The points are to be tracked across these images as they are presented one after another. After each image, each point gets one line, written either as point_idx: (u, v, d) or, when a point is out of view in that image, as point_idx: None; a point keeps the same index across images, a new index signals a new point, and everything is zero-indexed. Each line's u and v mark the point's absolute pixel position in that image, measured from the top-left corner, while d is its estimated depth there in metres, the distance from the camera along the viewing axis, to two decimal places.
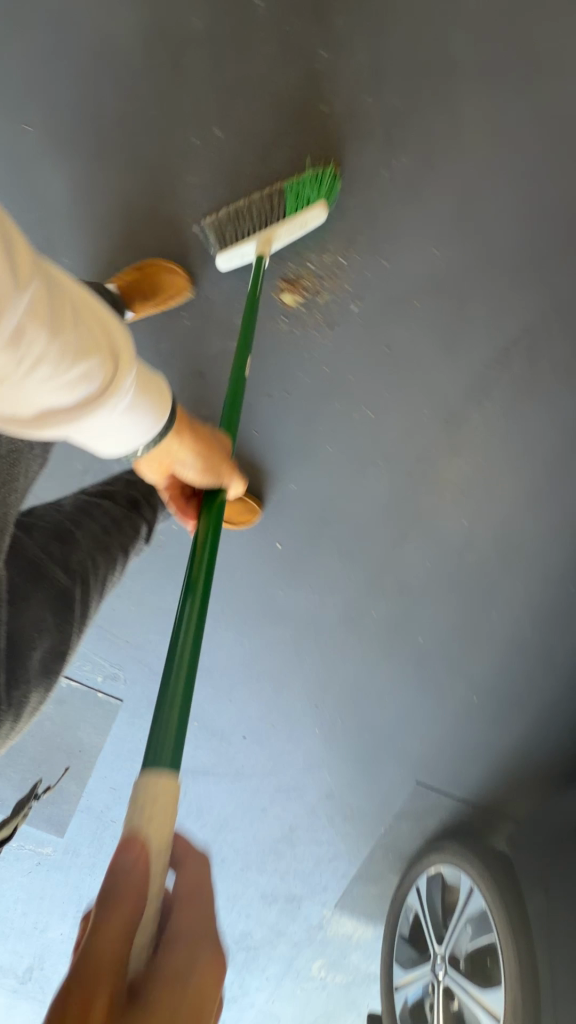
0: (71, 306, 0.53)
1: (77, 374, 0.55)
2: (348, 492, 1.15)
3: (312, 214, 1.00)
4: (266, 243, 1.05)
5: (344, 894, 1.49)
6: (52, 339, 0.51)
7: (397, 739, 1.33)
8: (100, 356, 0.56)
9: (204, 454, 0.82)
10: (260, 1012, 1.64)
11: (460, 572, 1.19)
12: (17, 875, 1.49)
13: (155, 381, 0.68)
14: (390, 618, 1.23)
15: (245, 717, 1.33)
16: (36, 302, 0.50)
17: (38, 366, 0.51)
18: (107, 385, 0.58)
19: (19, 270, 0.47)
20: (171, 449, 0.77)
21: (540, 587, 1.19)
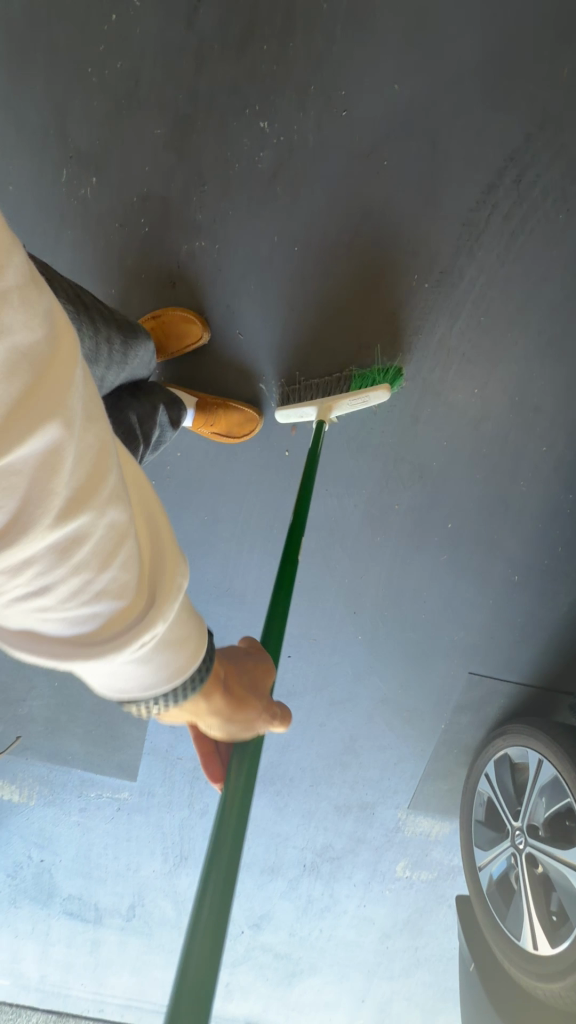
0: (120, 546, 0.41)
1: (90, 613, 0.41)
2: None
3: (375, 396, 1.01)
4: (327, 410, 1.03)
5: (416, 795, 1.51)
6: (80, 580, 0.39)
7: (442, 632, 1.31)
8: (130, 602, 0.43)
9: (241, 697, 0.67)
10: (354, 917, 1.70)
11: (478, 447, 1.15)
12: (101, 823, 1.56)
13: (189, 628, 0.55)
14: (414, 508, 1.20)
15: (288, 635, 1.33)
16: (71, 537, 0.37)
17: (35, 596, 0.38)
18: (123, 642, 0.43)
19: (69, 505, 0.36)
20: (196, 706, 0.63)
21: (566, 442, 1.13)
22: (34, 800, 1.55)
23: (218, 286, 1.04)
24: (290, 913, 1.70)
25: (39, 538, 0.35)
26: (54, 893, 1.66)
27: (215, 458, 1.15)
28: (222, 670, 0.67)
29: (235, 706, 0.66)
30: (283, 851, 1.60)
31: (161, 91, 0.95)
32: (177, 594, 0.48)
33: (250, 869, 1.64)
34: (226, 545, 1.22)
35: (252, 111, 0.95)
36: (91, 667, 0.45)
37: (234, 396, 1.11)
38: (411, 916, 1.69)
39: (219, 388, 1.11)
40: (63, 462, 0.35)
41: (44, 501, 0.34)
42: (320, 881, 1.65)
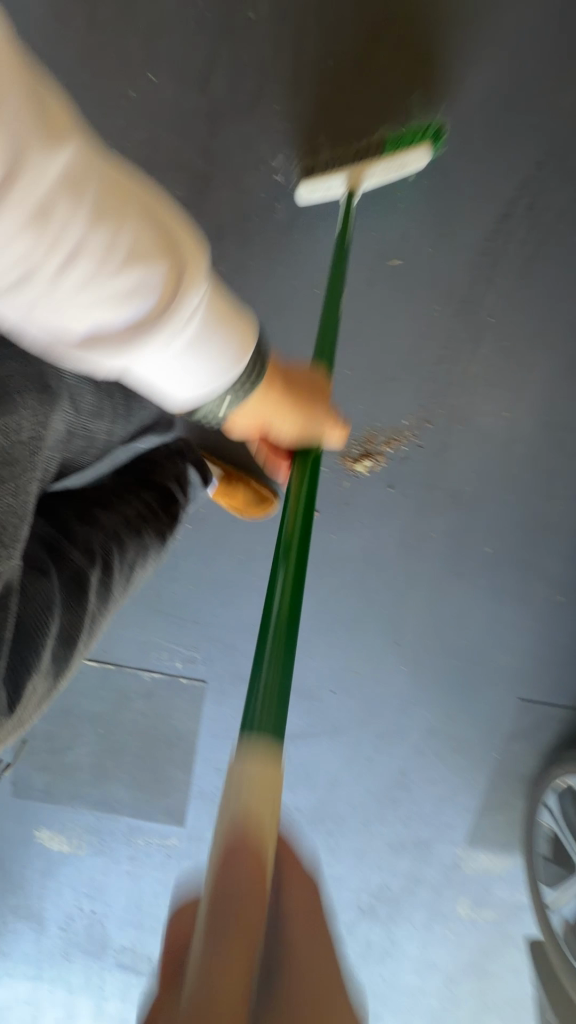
0: (115, 191, 0.47)
1: (123, 276, 0.48)
2: (373, 413, 1.11)
3: (412, 155, 0.96)
4: (356, 178, 1.00)
5: (473, 829, 1.45)
6: (94, 240, 0.46)
7: (488, 658, 1.28)
8: (155, 262, 0.49)
9: (301, 410, 0.76)
10: (417, 962, 1.63)
11: (512, 469, 1.13)
12: (151, 872, 1.53)
13: (236, 315, 0.60)
14: (450, 534, 1.18)
15: (330, 670, 1.31)
16: (71, 179, 0.44)
17: (72, 254, 0.46)
18: (160, 313, 0.50)
19: (51, 132, 0.42)
20: (261, 407, 0.72)
21: None
22: (83, 851, 1.54)
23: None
24: (349, 959, 1.63)
25: (36, 167, 0.42)
26: (107, 946, 1.64)
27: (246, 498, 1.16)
28: (278, 382, 0.72)
29: (294, 407, 0.75)
30: (337, 893, 1.55)
31: (181, 155, 0.99)
32: (200, 252, 0.52)
33: None
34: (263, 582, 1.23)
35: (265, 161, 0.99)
36: (158, 352, 0.53)
37: None
38: (477, 959, 1.61)
39: None
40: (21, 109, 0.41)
41: (23, 138, 0.41)
42: (378, 924, 1.58)
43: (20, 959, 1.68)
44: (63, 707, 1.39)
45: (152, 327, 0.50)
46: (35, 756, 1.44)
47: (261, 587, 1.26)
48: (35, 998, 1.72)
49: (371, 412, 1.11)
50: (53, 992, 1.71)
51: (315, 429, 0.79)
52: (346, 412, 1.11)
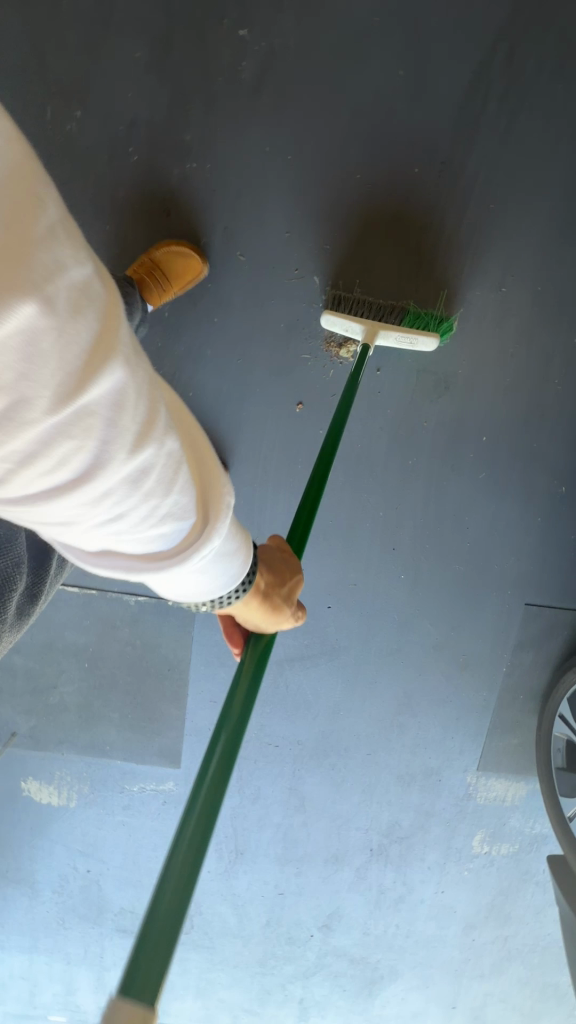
0: (177, 472, 0.45)
1: (155, 529, 0.47)
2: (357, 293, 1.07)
3: (424, 337, 0.99)
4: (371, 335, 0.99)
5: (484, 754, 1.38)
6: (150, 507, 0.44)
7: (490, 560, 1.22)
8: (188, 522, 0.49)
9: (268, 612, 0.72)
10: (433, 908, 1.54)
11: (505, 348, 1.09)
12: (149, 821, 1.46)
13: (242, 531, 0.61)
14: (443, 425, 1.13)
15: (325, 584, 1.25)
16: (140, 474, 0.42)
17: (117, 517, 0.43)
18: (188, 548, 0.51)
19: (138, 437, 0.40)
20: (236, 607, 0.68)
21: None
22: (74, 803, 1.45)
23: (215, 209, 1.03)
24: (362, 909, 1.55)
25: (115, 467, 0.40)
26: (104, 909, 1.56)
27: (228, 392, 1.13)
28: (260, 579, 0.69)
29: (269, 609, 0.72)
30: (346, 836, 1.47)
31: (140, 19, 0.96)
32: (223, 512, 0.53)
33: (312, 862, 1.50)
34: (251, 486, 1.18)
35: (227, 15, 0.95)
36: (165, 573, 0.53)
37: (243, 322, 1.09)
38: (495, 901, 1.53)
39: (227, 315, 1.08)
40: (123, 408, 0.38)
41: (116, 438, 0.38)
42: (391, 868, 1.50)
43: (13, 930, 1.59)
44: (44, 643, 1.32)
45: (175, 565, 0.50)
46: (18, 699, 1.36)
47: (247, 496, 1.20)
48: (33, 972, 1.63)
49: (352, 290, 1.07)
50: (51, 964, 1.62)
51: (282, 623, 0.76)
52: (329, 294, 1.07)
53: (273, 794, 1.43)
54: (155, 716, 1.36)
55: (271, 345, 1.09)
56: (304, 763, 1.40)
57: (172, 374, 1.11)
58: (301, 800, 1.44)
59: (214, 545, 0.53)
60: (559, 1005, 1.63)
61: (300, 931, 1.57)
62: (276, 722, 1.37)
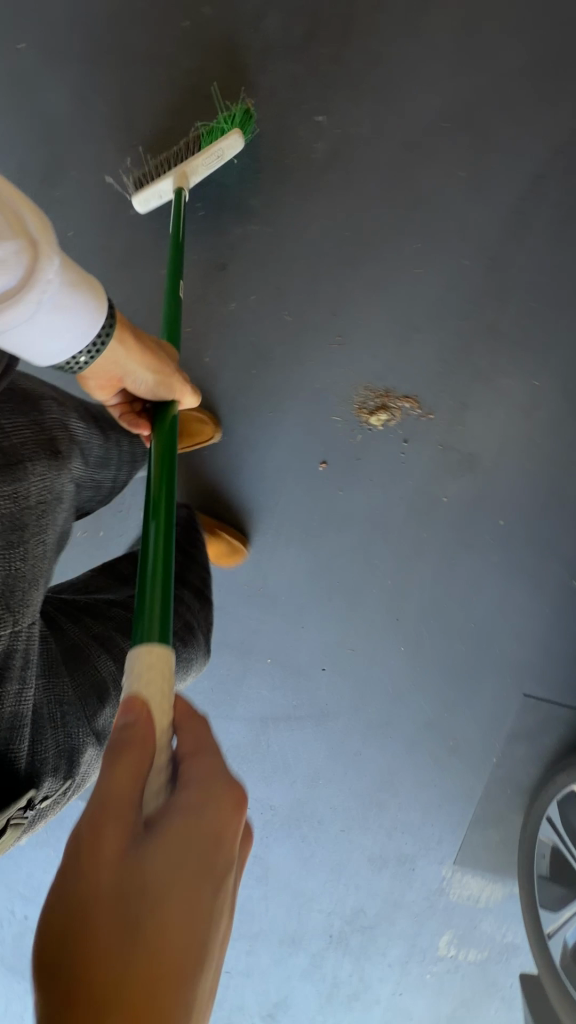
0: None
1: None
2: (393, 366, 1.10)
3: (228, 141, 1.02)
4: (183, 179, 1.04)
5: (463, 846, 1.31)
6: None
7: (493, 642, 1.20)
8: (17, 249, 0.55)
9: (155, 367, 0.85)
10: (388, 1011, 1.43)
11: (532, 436, 1.10)
12: None
13: (84, 277, 0.67)
14: (462, 502, 1.13)
15: (322, 644, 1.22)
16: None
17: None
18: (32, 282, 0.58)
19: None
20: (118, 359, 0.79)
21: None
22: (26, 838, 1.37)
23: (272, 268, 1.09)
24: (311, 1001, 1.43)
25: None
26: None
27: (254, 440, 1.14)
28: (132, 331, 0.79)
29: (149, 360, 0.83)
30: (306, 916, 1.37)
31: (229, 97, 1.07)
32: (52, 237, 0.59)
33: (265, 940, 1.40)
34: (263, 534, 1.17)
35: (308, 103, 1.06)
36: (27, 318, 0.61)
37: (281, 375, 1.11)
38: (455, 1012, 1.41)
39: (266, 367, 1.11)
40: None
41: None
42: (349, 960, 1.40)
43: None
44: None
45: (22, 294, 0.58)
46: None
47: (256, 544, 1.18)
48: None
49: (390, 360, 1.09)
50: None
51: (173, 384, 0.89)
52: (367, 361, 1.10)
53: None
54: None
55: (303, 400, 1.11)
56: (273, 830, 1.33)
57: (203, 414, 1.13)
58: (264, 868, 1.35)
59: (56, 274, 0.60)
60: None
61: (242, 1018, 1.45)
62: (251, 781, 1.30)
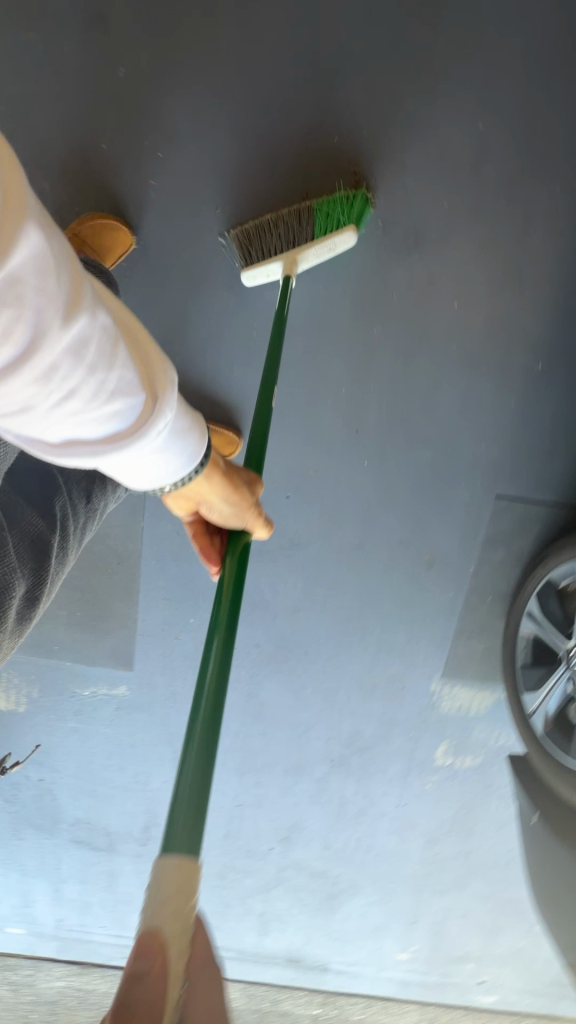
0: (115, 346, 0.48)
1: (109, 413, 0.50)
2: (319, 135, 1.01)
3: (341, 238, 0.99)
4: (292, 264, 1.01)
5: (450, 661, 1.32)
6: (95, 382, 0.47)
7: (461, 445, 1.15)
8: (140, 399, 0.52)
9: (235, 495, 0.78)
10: (394, 821, 1.51)
11: (482, 197, 1.01)
12: (101, 727, 1.41)
13: (194, 421, 0.64)
14: (413, 286, 1.05)
15: (283, 471, 1.17)
16: (78, 342, 0.44)
17: (68, 399, 0.46)
18: (148, 428, 0.54)
19: (68, 307, 0.42)
20: (200, 488, 0.73)
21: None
22: (24, 707, 1.41)
23: (170, 36, 0.97)
24: (322, 822, 1.51)
25: (54, 335, 0.42)
26: (59, 819, 1.52)
27: (180, 240, 1.05)
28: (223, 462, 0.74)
29: (230, 491, 0.77)
30: (306, 745, 1.42)
31: None
32: (173, 390, 0.55)
33: (271, 773, 1.46)
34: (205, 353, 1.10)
35: None
36: (126, 459, 0.56)
37: (198, 160, 1.02)
38: (458, 815, 1.49)
39: (182, 153, 1.01)
40: (45, 274, 0.39)
41: (45, 303, 0.40)
42: (352, 780, 1.46)
43: None
44: None
45: (137, 436, 0.53)
46: None
47: (197, 365, 1.10)
48: None
49: (313, 131, 1.01)
50: (6, 873, 1.60)
51: (250, 516, 0.82)
52: (290, 131, 1.01)
53: (230, 699, 1.38)
54: (107, 612, 1.31)
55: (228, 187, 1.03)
56: (261, 668, 1.34)
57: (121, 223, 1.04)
58: (260, 706, 1.38)
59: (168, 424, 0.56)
60: (522, 922, 1.62)
61: (260, 844, 1.54)
62: None
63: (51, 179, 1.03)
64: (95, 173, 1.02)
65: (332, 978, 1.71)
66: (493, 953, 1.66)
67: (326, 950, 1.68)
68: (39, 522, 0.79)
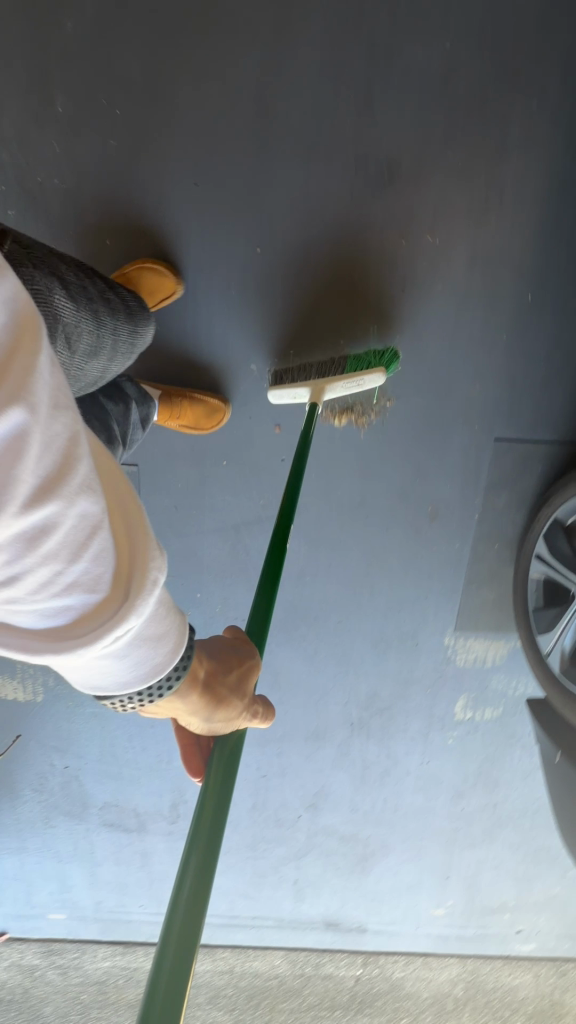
0: (88, 538, 0.44)
1: (61, 604, 0.44)
2: (280, 78, 0.97)
3: (371, 377, 1.01)
4: (320, 392, 1.04)
5: (462, 613, 1.31)
6: (49, 569, 0.42)
7: (455, 390, 1.12)
8: (104, 595, 0.46)
9: (219, 698, 0.70)
10: (419, 779, 1.51)
11: (451, 127, 0.99)
12: (120, 709, 1.42)
13: (175, 616, 0.59)
14: (390, 227, 1.04)
15: (277, 434, 1.16)
16: (36, 530, 0.40)
17: (9, 579, 0.41)
18: (106, 627, 0.47)
19: (38, 490, 0.39)
20: (175, 701, 0.67)
21: (553, 91, 0.97)
22: (42, 695, 1.41)
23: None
24: (348, 785, 1.52)
25: (11, 518, 0.38)
26: (88, 804, 1.54)
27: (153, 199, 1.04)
28: (203, 667, 0.68)
29: (216, 702, 0.70)
30: (324, 710, 1.42)
31: None
32: (152, 588, 0.50)
33: (292, 742, 1.46)
34: (189, 316, 1.10)
35: None
36: (68, 655, 0.49)
37: (161, 117, 0.99)
38: (483, 768, 1.49)
39: (144, 112, 0.99)
40: (21, 455, 0.37)
41: (14, 486, 0.37)
42: (374, 741, 1.46)
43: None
44: None
45: (86, 636, 0.46)
46: None
47: (183, 335, 1.11)
48: (25, 872, 1.64)
49: (274, 74, 0.97)
50: (42, 862, 1.62)
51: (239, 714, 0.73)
52: (249, 77, 0.97)
53: None
54: None
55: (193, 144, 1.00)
56: (273, 636, 1.34)
57: (92, 192, 1.03)
58: (275, 675, 1.38)
59: (131, 627, 0.49)
60: (554, 868, 1.62)
61: (288, 813, 1.55)
62: (240, 594, 1.28)
63: (13, 152, 1.01)
64: (58, 142, 1.01)
65: (371, 938, 1.73)
66: (529, 902, 1.67)
67: (363, 912, 1.70)
68: None
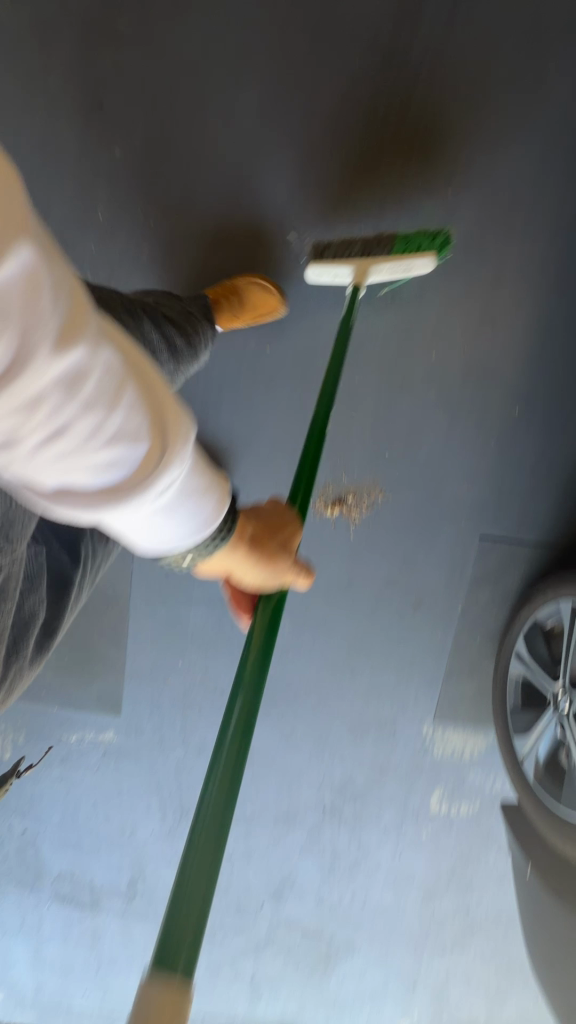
0: (120, 387, 0.42)
1: (107, 458, 0.42)
2: (301, 205, 1.09)
3: (419, 261, 1.02)
4: (362, 273, 1.04)
5: (441, 704, 1.31)
6: (91, 421, 0.40)
7: (443, 487, 1.18)
8: (146, 445, 0.44)
9: (266, 561, 0.69)
10: (390, 874, 1.45)
11: (451, 258, 1.10)
12: (87, 774, 1.38)
13: (212, 471, 0.57)
14: (391, 338, 1.13)
15: None
16: (72, 377, 0.38)
17: (55, 436, 0.39)
18: (153, 479, 0.46)
19: (62, 331, 0.37)
20: (222, 559, 0.66)
21: (542, 236, 1.08)
22: (9, 754, 1.38)
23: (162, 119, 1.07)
24: (316, 874, 1.45)
25: (41, 365, 0.36)
26: (42, 874, 1.47)
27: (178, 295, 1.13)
28: (248, 527, 0.67)
29: (264, 562, 0.69)
30: (297, 792, 1.39)
31: None
32: (188, 437, 0.48)
33: (261, 823, 1.42)
34: (198, 400, 1.17)
35: None
36: (123, 513, 0.48)
37: (192, 228, 1.11)
38: (456, 867, 1.44)
39: (176, 222, 1.10)
40: (38, 296, 0.35)
41: (37, 328, 0.35)
42: (345, 829, 1.41)
43: None
44: None
45: (136, 492, 0.45)
46: None
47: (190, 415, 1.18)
48: None
49: (295, 202, 1.09)
50: None
51: (285, 577, 0.72)
52: (273, 201, 1.09)
53: None
54: (95, 655, 1.31)
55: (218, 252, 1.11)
56: None
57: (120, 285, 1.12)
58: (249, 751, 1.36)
59: (177, 474, 0.48)
60: (528, 985, 1.53)
61: (251, 899, 1.48)
62: (221, 666, 1.29)
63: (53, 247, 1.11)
64: (94, 240, 1.10)
65: None
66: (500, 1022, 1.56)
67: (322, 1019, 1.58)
68: (62, 555, 0.81)
